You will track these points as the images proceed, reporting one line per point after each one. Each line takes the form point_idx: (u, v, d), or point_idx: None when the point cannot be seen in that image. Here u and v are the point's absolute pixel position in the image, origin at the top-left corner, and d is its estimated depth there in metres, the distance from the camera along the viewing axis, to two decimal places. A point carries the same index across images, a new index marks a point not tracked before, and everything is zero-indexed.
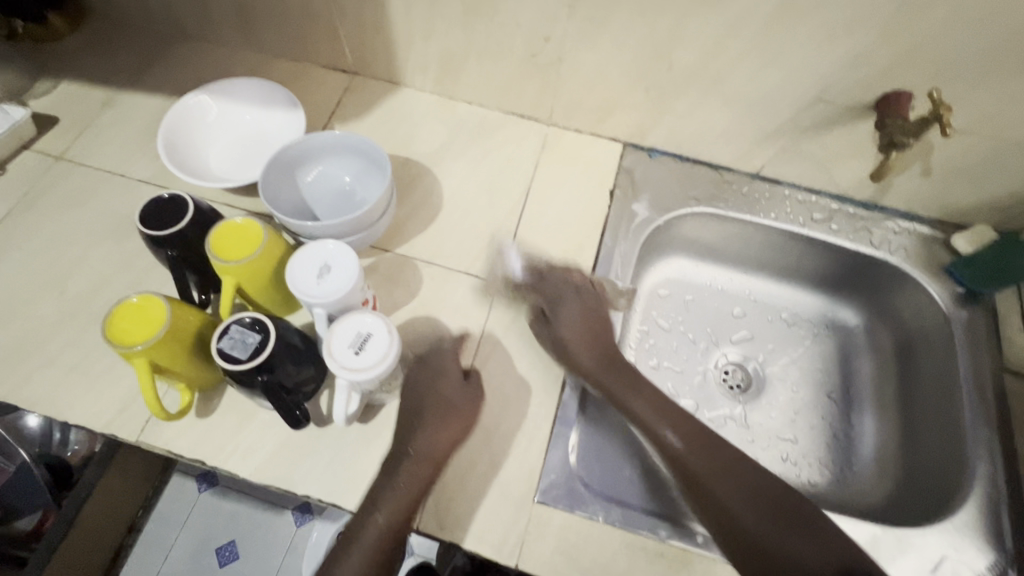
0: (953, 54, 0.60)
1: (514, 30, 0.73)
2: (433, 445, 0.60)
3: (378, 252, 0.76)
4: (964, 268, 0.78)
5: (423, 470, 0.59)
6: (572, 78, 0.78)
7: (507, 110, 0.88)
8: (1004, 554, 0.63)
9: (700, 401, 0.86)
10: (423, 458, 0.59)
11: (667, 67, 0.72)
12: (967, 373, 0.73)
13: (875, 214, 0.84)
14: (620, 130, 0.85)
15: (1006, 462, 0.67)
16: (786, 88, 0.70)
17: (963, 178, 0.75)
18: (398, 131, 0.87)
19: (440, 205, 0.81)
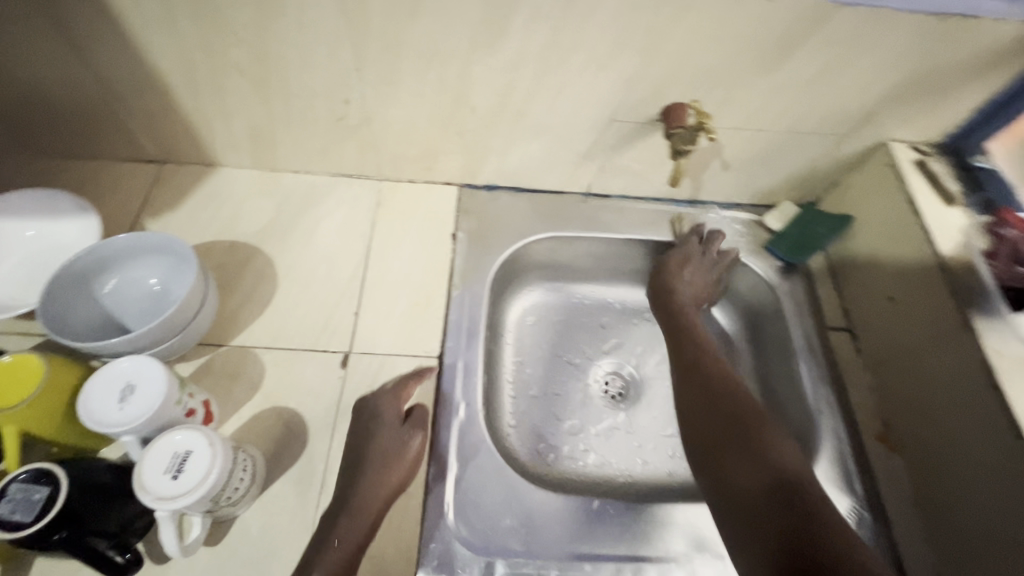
0: (705, 70, 0.67)
1: (312, 98, 0.72)
2: (364, 503, 0.61)
3: (210, 348, 0.70)
4: (778, 243, 0.87)
5: (356, 529, 0.59)
6: (386, 134, 0.78)
7: (335, 172, 0.86)
8: (856, 499, 0.69)
9: (585, 419, 0.86)
10: (354, 517, 0.60)
11: (469, 112, 0.74)
12: (798, 337, 0.80)
13: (697, 209, 0.91)
14: (450, 175, 0.86)
15: (844, 413, 0.75)
16: (583, 114, 0.74)
17: (755, 167, 0.84)
18: (220, 214, 0.82)
19: (277, 283, 0.77)
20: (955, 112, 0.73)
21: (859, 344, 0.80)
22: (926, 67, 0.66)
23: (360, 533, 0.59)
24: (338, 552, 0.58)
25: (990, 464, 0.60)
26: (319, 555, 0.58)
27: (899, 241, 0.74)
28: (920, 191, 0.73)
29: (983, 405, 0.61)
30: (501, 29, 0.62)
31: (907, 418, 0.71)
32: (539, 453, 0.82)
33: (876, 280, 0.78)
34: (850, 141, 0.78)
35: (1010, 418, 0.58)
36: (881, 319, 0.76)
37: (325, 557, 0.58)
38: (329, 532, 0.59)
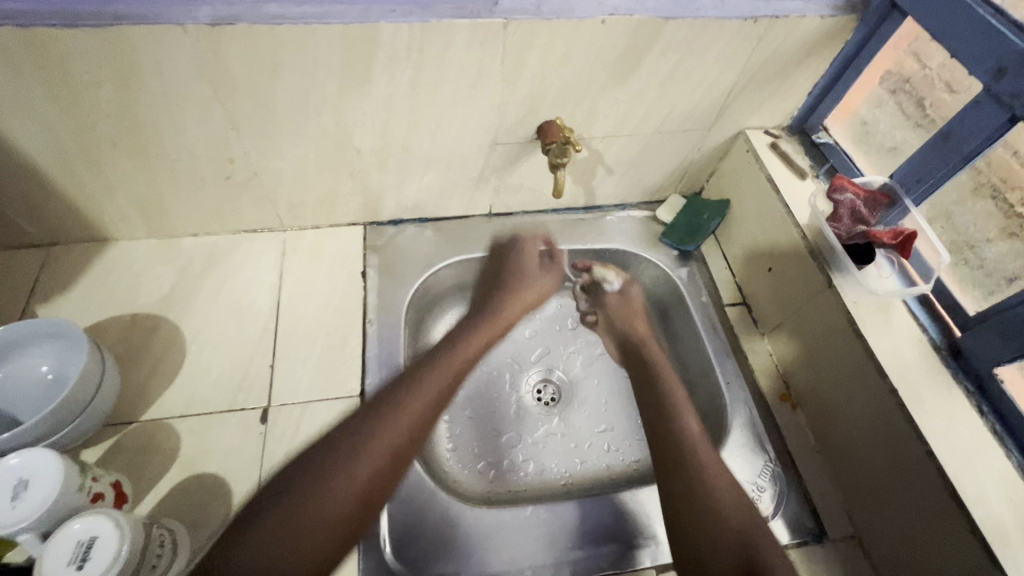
0: (565, 87, 0.72)
1: (195, 160, 0.72)
2: (413, 405, 0.66)
3: (119, 428, 0.68)
4: (671, 234, 0.93)
5: (400, 432, 0.64)
6: (279, 186, 0.79)
7: (236, 229, 0.86)
8: (769, 458, 0.74)
9: (521, 429, 0.89)
10: (403, 420, 0.64)
11: (356, 153, 0.76)
12: (700, 318, 0.86)
13: (595, 214, 0.97)
14: (353, 215, 0.88)
15: (749, 381, 0.80)
16: (465, 141, 0.78)
17: (638, 168, 0.90)
18: (116, 288, 0.80)
19: (185, 349, 0.75)
20: (794, 98, 0.82)
21: (755, 315, 0.86)
22: (756, 62, 0.74)
23: (402, 433, 0.64)
24: (380, 446, 0.62)
25: (867, 403, 0.66)
26: (358, 452, 0.61)
27: (768, 216, 0.81)
28: (776, 170, 0.82)
29: (852, 351, 0.68)
30: (365, 74, 0.65)
31: (801, 376, 0.77)
32: (479, 471, 0.83)
33: (757, 255, 0.84)
34: (713, 133, 0.86)
35: (873, 359, 0.65)
36: (766, 289, 0.83)
37: (366, 451, 0.61)
38: (374, 418, 0.64)
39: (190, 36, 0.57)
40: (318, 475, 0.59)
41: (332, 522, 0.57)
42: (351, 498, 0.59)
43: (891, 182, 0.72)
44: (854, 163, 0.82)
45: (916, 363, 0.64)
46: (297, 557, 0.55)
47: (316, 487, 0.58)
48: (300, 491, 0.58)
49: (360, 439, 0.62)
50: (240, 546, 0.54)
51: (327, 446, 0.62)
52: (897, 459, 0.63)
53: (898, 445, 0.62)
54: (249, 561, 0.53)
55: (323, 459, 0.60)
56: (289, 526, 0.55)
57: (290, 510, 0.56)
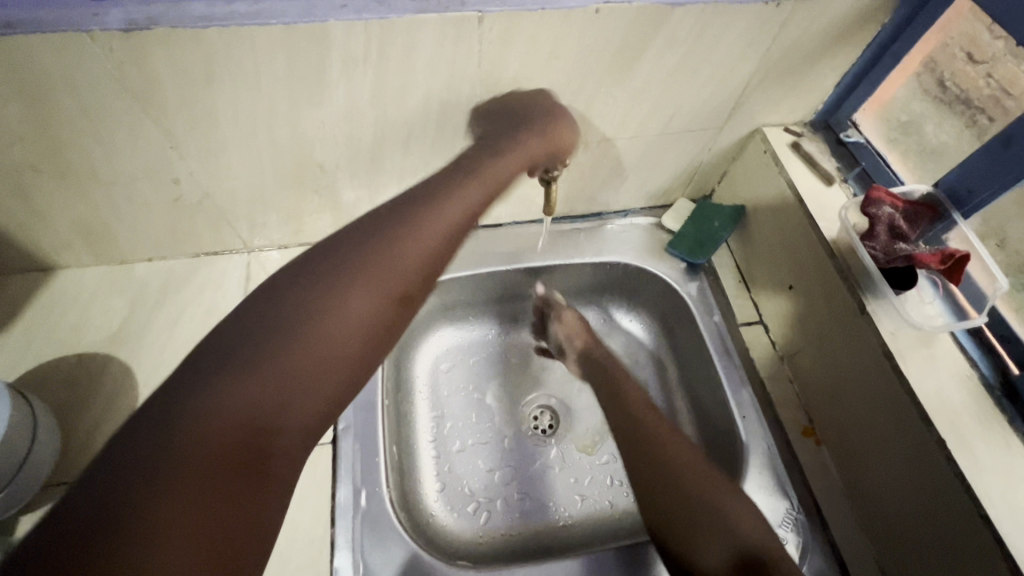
0: (554, 88, 0.62)
1: (134, 183, 0.64)
2: (447, 216, 0.55)
3: (62, 490, 0.61)
4: (679, 244, 0.83)
5: (425, 249, 0.53)
6: (235, 206, 0.70)
7: (194, 252, 0.78)
8: (792, 505, 0.66)
9: (516, 463, 0.80)
10: (431, 230, 0.54)
11: (318, 168, 0.67)
12: (713, 341, 0.77)
13: (594, 222, 0.87)
14: (323, 233, 0.79)
15: (768, 413, 0.72)
16: (443, 151, 0.69)
17: (642, 172, 0.80)
18: (61, 324, 0.71)
19: (138, 394, 0.68)
20: (819, 90, 0.72)
21: (774, 337, 0.77)
22: (777, 51, 0.64)
23: (431, 253, 0.53)
24: (395, 262, 0.50)
25: (907, 451, 0.58)
26: (384, 257, 0.50)
27: (790, 228, 0.72)
28: (799, 175, 0.72)
29: (890, 391, 0.59)
30: (318, 81, 0.56)
31: (827, 410, 0.68)
32: (470, 514, 0.75)
33: (778, 271, 0.75)
34: (726, 132, 0.76)
35: (915, 402, 0.56)
36: (787, 309, 0.74)
37: (390, 263, 0.50)
38: (357, 267, 0.49)
39: (101, 45, 0.48)
40: (318, 301, 0.46)
41: (337, 350, 0.46)
42: (350, 327, 0.47)
43: (935, 192, 0.63)
44: (889, 165, 0.72)
45: (966, 407, 0.55)
46: (304, 358, 0.43)
47: (307, 316, 0.45)
48: (272, 322, 0.44)
49: (387, 237, 0.52)
50: (212, 367, 0.40)
51: (313, 275, 0.48)
52: (942, 518, 0.54)
53: (943, 502, 0.54)
54: (216, 397, 0.39)
55: (301, 298, 0.46)
56: (283, 343, 0.43)
57: (264, 333, 0.43)
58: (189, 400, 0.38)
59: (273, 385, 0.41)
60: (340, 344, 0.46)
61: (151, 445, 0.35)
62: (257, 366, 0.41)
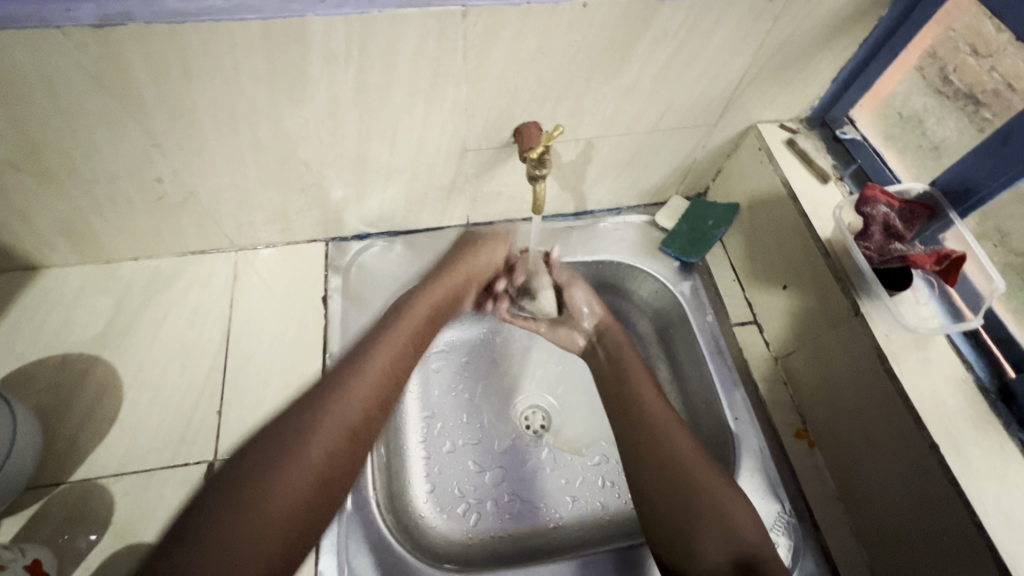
0: (542, 84, 0.61)
1: (116, 182, 0.63)
2: (396, 340, 0.67)
3: (44, 492, 0.60)
4: (672, 243, 0.82)
5: (381, 365, 0.64)
6: (220, 205, 0.69)
7: (180, 251, 0.77)
8: (784, 508, 0.64)
9: (506, 464, 0.79)
10: (378, 367, 0.64)
11: (303, 166, 0.66)
12: (706, 340, 0.76)
13: (586, 220, 0.86)
14: (311, 232, 0.78)
15: (760, 414, 0.71)
16: (430, 149, 0.67)
17: (634, 169, 0.79)
18: (45, 324, 0.71)
19: (123, 395, 0.67)
20: (814, 86, 0.71)
21: (767, 337, 0.76)
22: (771, 46, 0.63)
23: (385, 370, 0.64)
24: (353, 398, 0.60)
25: (899, 454, 0.57)
26: (344, 389, 0.60)
27: (784, 227, 0.71)
28: (793, 172, 0.70)
29: (883, 394, 0.58)
30: (299, 78, 0.54)
31: (820, 411, 0.67)
32: (460, 515, 0.74)
33: (772, 270, 0.74)
34: (720, 128, 0.74)
35: (908, 405, 0.55)
36: (781, 309, 0.73)
37: (347, 395, 0.60)
38: (330, 400, 0.59)
39: (73, 41, 0.47)
40: (288, 442, 0.55)
41: (304, 491, 0.54)
42: (315, 466, 0.55)
43: (931, 190, 0.61)
44: (886, 163, 0.70)
45: (961, 411, 0.54)
46: (279, 503, 0.52)
47: (282, 453, 0.54)
48: (254, 469, 0.53)
49: (343, 380, 0.61)
50: (207, 515, 0.50)
51: (283, 421, 0.57)
52: (934, 522, 0.53)
53: (936, 506, 0.53)
54: (217, 536, 0.48)
55: (280, 434, 0.56)
56: (261, 487, 0.52)
57: (248, 482, 0.52)
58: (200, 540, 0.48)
59: (255, 534, 0.50)
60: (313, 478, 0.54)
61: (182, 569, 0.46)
62: (244, 507, 0.50)
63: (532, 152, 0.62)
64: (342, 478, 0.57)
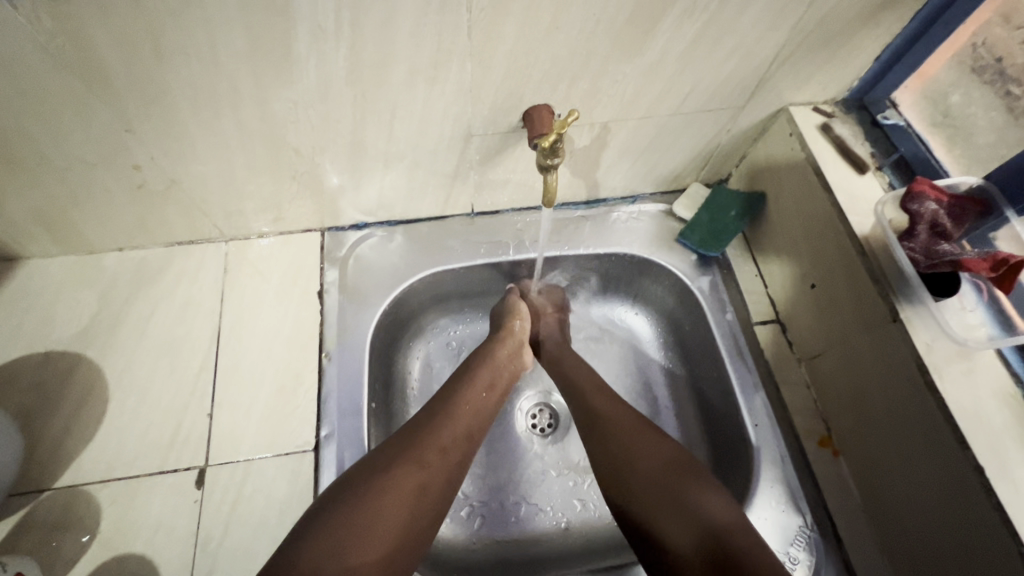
0: (555, 62, 0.55)
1: (91, 171, 0.58)
2: (486, 375, 0.64)
3: (28, 498, 0.58)
4: (691, 233, 0.76)
5: (474, 399, 0.61)
6: (207, 194, 0.65)
7: (167, 242, 0.72)
8: (805, 521, 0.61)
9: (512, 465, 0.76)
10: (470, 402, 0.60)
11: (294, 152, 0.61)
12: (725, 340, 0.71)
13: (599, 209, 0.80)
14: (306, 221, 0.73)
15: (782, 421, 0.67)
16: (432, 134, 0.62)
17: (652, 155, 0.73)
18: (25, 319, 0.67)
19: (109, 396, 0.64)
20: (854, 66, 0.64)
21: (791, 337, 0.71)
22: (811, 20, 0.56)
23: (475, 408, 0.60)
24: (452, 431, 0.57)
25: (938, 473, 0.53)
26: (444, 418, 0.57)
27: (814, 223, 0.65)
28: (828, 161, 0.64)
29: (923, 409, 0.53)
30: (284, 56, 0.49)
31: (847, 420, 0.63)
32: (464, 519, 0.72)
33: (799, 268, 0.69)
34: (747, 112, 0.68)
35: (950, 423, 0.51)
36: (808, 309, 0.68)
37: (445, 428, 0.56)
38: (433, 417, 0.57)
39: (26, 14, 0.41)
40: (392, 464, 0.52)
41: (403, 517, 0.49)
42: (416, 488, 0.51)
43: (986, 184, 0.56)
44: (931, 151, 0.64)
45: (1007, 430, 0.50)
46: (386, 513, 0.49)
47: (383, 475, 0.51)
48: (355, 489, 0.50)
49: (439, 412, 0.58)
50: (314, 525, 0.47)
51: (384, 446, 0.54)
52: (974, 548, 0.50)
53: (977, 532, 0.49)
54: (315, 555, 0.45)
55: (381, 457, 0.53)
56: (370, 503, 0.49)
57: (347, 506, 0.48)
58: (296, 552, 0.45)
59: (359, 543, 0.46)
60: (410, 502, 0.50)
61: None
62: (345, 527, 0.47)
63: (544, 140, 0.56)
64: (437, 507, 0.53)
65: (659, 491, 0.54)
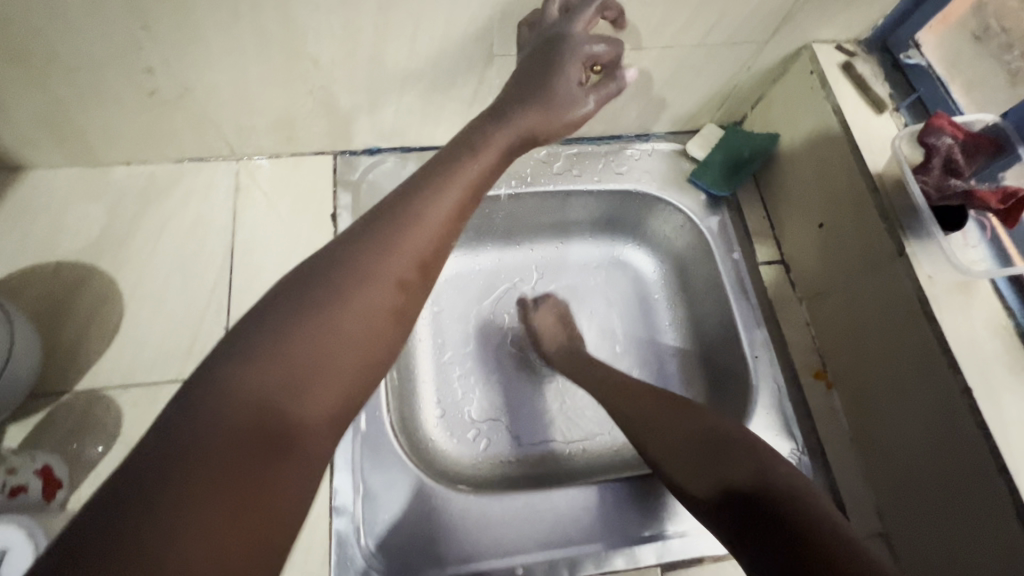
0: None
1: (103, 73, 0.56)
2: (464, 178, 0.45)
3: (49, 400, 0.59)
4: (702, 174, 0.77)
5: (450, 206, 0.43)
6: (219, 105, 0.63)
7: (176, 157, 0.71)
8: (797, 445, 0.65)
9: (518, 393, 0.78)
10: (445, 203, 0.43)
11: (311, 65, 0.59)
12: (730, 278, 0.73)
13: (614, 146, 0.80)
14: (319, 142, 0.72)
15: (781, 354, 0.70)
16: (454, 53, 0.61)
17: (671, 91, 0.72)
18: (35, 229, 0.66)
19: (123, 307, 0.64)
20: (880, 3, 0.63)
21: (793, 276, 0.74)
22: None
23: (450, 211, 0.43)
24: (406, 247, 0.39)
25: (927, 396, 0.56)
26: (410, 223, 0.40)
27: (827, 162, 0.66)
28: (846, 99, 0.65)
29: (917, 338, 0.56)
30: None
31: (844, 355, 0.66)
32: (470, 440, 0.74)
33: (808, 207, 0.70)
34: (770, 48, 0.68)
35: (944, 347, 0.53)
36: (814, 249, 0.70)
37: (428, 212, 0.41)
38: (422, 196, 0.42)
39: None
40: (330, 301, 0.36)
41: (364, 360, 0.36)
42: (366, 340, 0.36)
43: (1003, 124, 0.57)
44: (949, 94, 0.65)
45: (997, 357, 0.53)
46: (360, 322, 0.36)
47: (312, 313, 0.35)
48: (258, 328, 0.34)
49: (400, 216, 0.40)
50: (267, 326, 0.34)
51: (315, 278, 0.37)
52: (953, 463, 0.54)
53: (958, 449, 0.53)
54: (253, 391, 0.31)
55: (315, 297, 0.35)
56: (341, 301, 0.36)
57: (303, 309, 0.35)
58: (242, 370, 0.32)
59: (326, 360, 0.34)
60: (362, 353, 0.36)
61: (226, 409, 0.30)
62: (270, 399, 0.32)
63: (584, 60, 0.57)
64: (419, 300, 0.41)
65: (650, 415, 0.57)
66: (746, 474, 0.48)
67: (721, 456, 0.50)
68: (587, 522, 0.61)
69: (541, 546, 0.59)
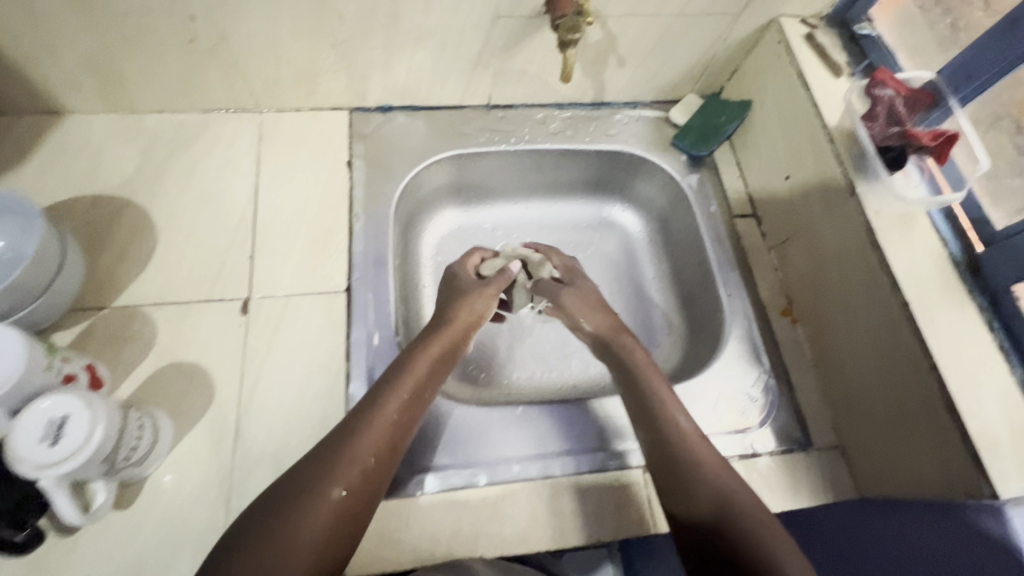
0: None
1: (151, 19, 0.63)
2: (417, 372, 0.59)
3: (89, 313, 0.65)
4: (684, 137, 0.86)
5: (406, 394, 0.57)
6: (251, 56, 0.70)
7: (205, 108, 0.78)
8: (765, 370, 0.73)
9: (513, 333, 0.85)
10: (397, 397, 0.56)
11: (337, 19, 0.67)
12: (707, 228, 0.81)
13: (604, 111, 0.88)
14: (337, 98, 0.79)
15: (752, 294, 0.78)
16: (463, 13, 0.68)
17: (656, 59, 0.81)
18: (74, 166, 0.72)
19: (156, 236, 0.70)
20: None
21: (764, 227, 0.82)
22: None
23: (404, 407, 0.56)
24: (373, 440, 0.53)
25: (874, 314, 0.64)
26: (369, 421, 0.53)
27: (792, 120, 0.75)
28: (808, 64, 0.74)
29: (865, 264, 0.64)
30: None
31: (807, 292, 0.74)
32: (470, 372, 0.81)
33: (776, 163, 0.78)
34: (743, 20, 0.76)
35: (887, 268, 0.62)
36: (781, 200, 0.78)
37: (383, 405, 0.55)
38: (385, 387, 0.57)
39: None
40: (307, 486, 0.48)
41: (330, 533, 0.47)
42: (335, 521, 0.48)
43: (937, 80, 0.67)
44: (897, 62, 0.74)
45: (932, 277, 0.61)
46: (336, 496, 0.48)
47: (301, 501, 0.47)
48: (295, 496, 0.48)
49: (371, 408, 0.55)
50: (268, 509, 0.47)
51: (302, 465, 0.50)
52: (896, 370, 0.61)
53: (899, 356, 0.61)
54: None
55: (302, 480, 0.49)
56: (314, 484, 0.48)
57: (294, 495, 0.48)
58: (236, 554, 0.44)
59: (301, 533, 0.46)
60: (330, 528, 0.47)
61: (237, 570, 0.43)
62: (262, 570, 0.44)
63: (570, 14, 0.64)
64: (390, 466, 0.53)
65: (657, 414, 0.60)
66: (711, 504, 0.53)
67: (701, 476, 0.55)
68: (577, 432, 0.67)
69: (535, 449, 0.66)
